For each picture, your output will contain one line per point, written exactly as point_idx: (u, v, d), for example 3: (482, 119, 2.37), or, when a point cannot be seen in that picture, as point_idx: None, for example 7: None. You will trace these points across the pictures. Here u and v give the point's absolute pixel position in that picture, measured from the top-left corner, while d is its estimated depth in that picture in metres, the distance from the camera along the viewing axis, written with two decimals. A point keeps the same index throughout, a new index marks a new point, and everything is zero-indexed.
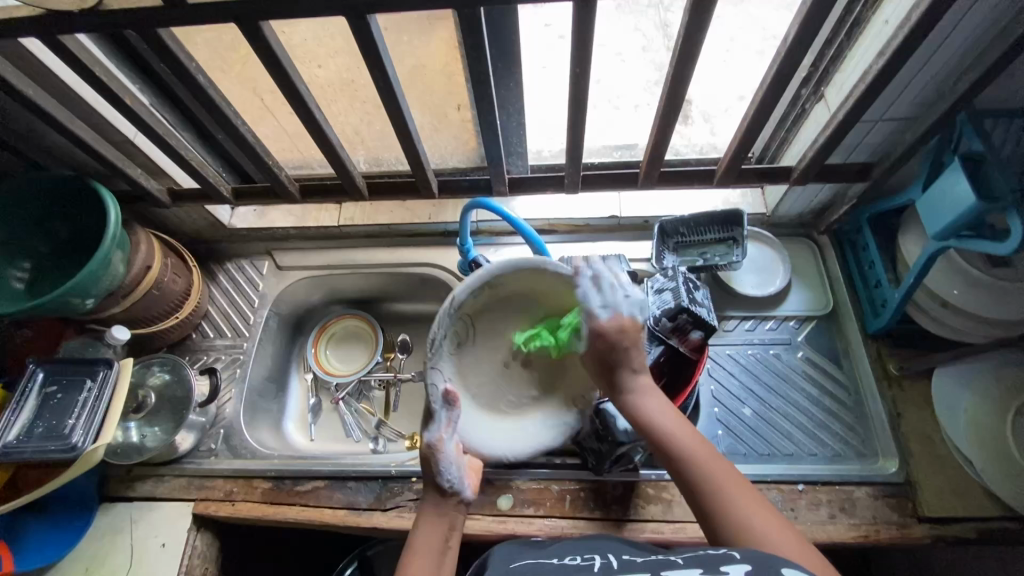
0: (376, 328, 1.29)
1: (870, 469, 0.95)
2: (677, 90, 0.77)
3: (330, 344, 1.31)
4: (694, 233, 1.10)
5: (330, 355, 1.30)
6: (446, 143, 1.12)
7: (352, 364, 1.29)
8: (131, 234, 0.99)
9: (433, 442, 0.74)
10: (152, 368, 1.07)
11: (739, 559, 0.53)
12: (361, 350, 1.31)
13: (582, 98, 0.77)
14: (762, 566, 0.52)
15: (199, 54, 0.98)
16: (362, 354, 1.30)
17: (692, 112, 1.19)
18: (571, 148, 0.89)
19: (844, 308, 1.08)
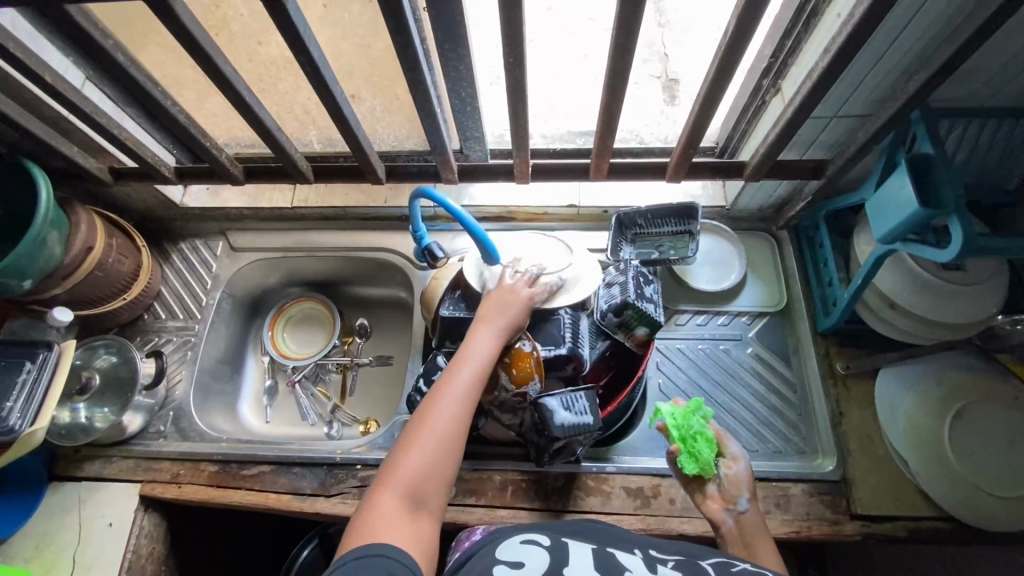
0: (334, 310, 1.29)
1: (808, 467, 0.96)
2: (617, 82, 0.75)
3: (287, 326, 1.30)
4: (651, 224, 1.09)
5: (288, 336, 1.29)
6: (400, 126, 1.08)
7: (309, 346, 1.29)
8: (70, 213, 0.96)
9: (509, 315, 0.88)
10: (98, 351, 1.06)
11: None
12: (319, 333, 1.30)
13: (521, 87, 0.75)
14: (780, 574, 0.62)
15: (134, 26, 0.94)
16: (319, 337, 1.30)
17: (679, 93, 1.16)
18: (517, 138, 0.86)
19: (797, 305, 1.07)
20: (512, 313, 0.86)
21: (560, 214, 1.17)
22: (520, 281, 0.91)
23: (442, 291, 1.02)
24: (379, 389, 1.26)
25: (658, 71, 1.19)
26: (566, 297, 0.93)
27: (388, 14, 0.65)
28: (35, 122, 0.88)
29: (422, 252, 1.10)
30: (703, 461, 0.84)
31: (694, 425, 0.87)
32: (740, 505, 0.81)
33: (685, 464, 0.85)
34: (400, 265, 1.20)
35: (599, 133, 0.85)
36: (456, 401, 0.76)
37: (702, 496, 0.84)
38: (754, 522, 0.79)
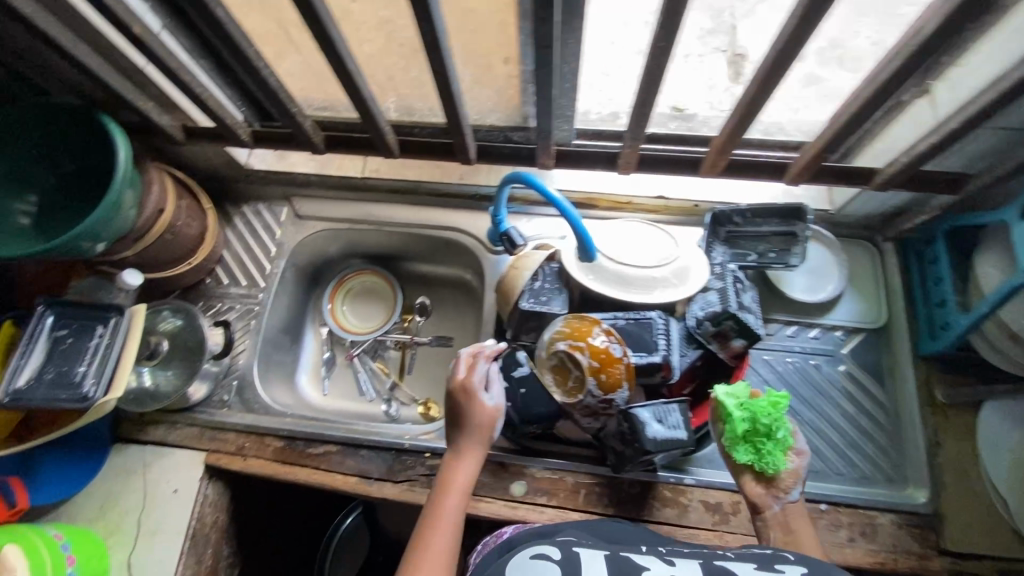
0: (396, 286, 1.25)
1: (897, 496, 0.91)
2: (768, 74, 0.66)
3: (346, 299, 1.26)
4: (750, 224, 1.03)
5: (346, 309, 1.26)
6: (487, 98, 1.00)
7: (368, 321, 1.25)
8: (143, 172, 0.92)
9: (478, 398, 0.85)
10: (163, 313, 1.04)
11: (794, 561, 0.60)
12: (378, 308, 1.27)
13: (659, 72, 0.67)
14: (815, 567, 0.59)
15: None
16: (379, 312, 1.26)
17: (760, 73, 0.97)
18: (634, 125, 0.78)
19: (897, 324, 1.00)
20: (473, 422, 0.83)
21: (646, 205, 1.10)
22: (461, 369, 0.86)
23: (524, 282, 0.98)
24: (437, 369, 1.23)
25: (726, 41, 0.75)
26: (672, 292, 0.91)
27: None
28: (114, 75, 0.82)
29: (500, 236, 1.06)
30: (764, 458, 0.80)
31: (780, 427, 0.80)
32: (791, 495, 0.81)
33: (738, 450, 0.81)
34: (470, 246, 1.15)
35: (726, 128, 0.78)
36: (444, 538, 0.72)
37: (747, 480, 0.82)
38: (799, 512, 0.81)
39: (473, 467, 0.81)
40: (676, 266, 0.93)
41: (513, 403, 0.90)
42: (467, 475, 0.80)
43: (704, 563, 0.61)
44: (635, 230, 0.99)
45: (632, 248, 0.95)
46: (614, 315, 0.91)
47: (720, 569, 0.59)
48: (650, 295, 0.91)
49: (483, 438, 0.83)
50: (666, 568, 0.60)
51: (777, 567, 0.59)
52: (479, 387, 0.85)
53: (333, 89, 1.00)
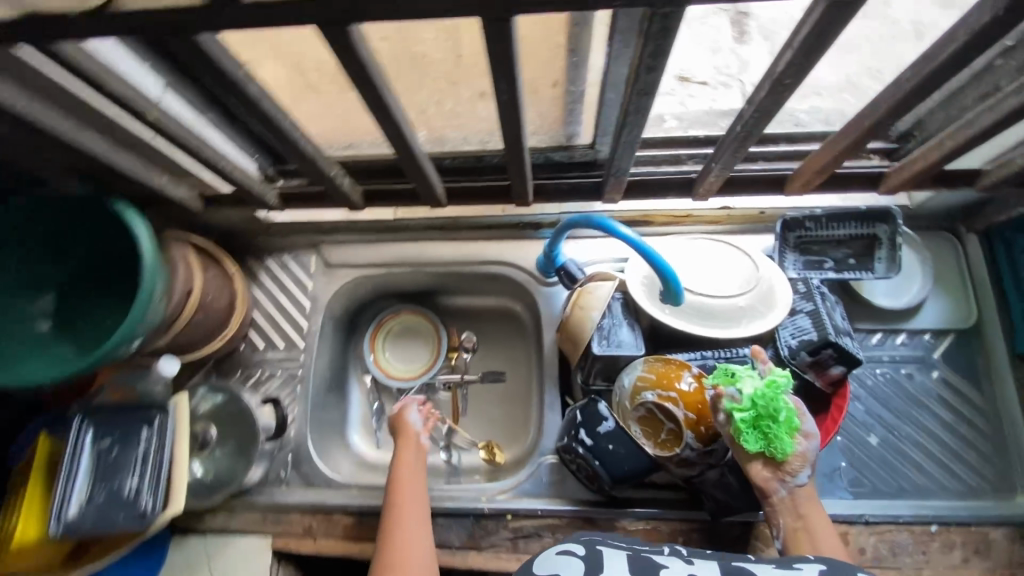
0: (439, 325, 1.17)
1: (1008, 507, 0.87)
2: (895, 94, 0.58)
3: (386, 339, 1.18)
4: (826, 229, 0.95)
5: (387, 351, 1.17)
6: (532, 122, 0.90)
7: (413, 364, 1.17)
8: (166, 255, 0.83)
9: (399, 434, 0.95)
10: (198, 392, 0.95)
11: (814, 560, 0.58)
12: (422, 347, 1.18)
13: (773, 104, 0.58)
14: (836, 566, 0.57)
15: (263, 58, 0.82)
16: (423, 353, 1.18)
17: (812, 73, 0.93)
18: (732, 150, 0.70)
19: (989, 323, 0.95)
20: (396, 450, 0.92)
21: (706, 215, 1.02)
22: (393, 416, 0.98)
23: (592, 323, 0.89)
24: (493, 408, 1.16)
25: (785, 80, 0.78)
26: (761, 321, 0.83)
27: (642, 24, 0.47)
28: (122, 153, 0.72)
29: (556, 271, 0.98)
30: (773, 443, 0.73)
31: (781, 408, 0.72)
32: (798, 479, 0.75)
33: (748, 440, 0.73)
34: (522, 281, 1.06)
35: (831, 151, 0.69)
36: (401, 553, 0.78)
37: (753, 463, 0.75)
38: (807, 495, 0.76)
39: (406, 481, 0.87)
40: (761, 290, 0.86)
41: (602, 460, 0.83)
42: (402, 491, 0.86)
43: (724, 563, 0.58)
44: (705, 251, 0.91)
45: (709, 276, 0.88)
46: (700, 354, 0.85)
47: (739, 568, 0.57)
48: (738, 327, 0.83)
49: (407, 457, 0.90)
50: (686, 566, 0.58)
51: (796, 565, 0.57)
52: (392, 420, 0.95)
53: (359, 128, 0.89)
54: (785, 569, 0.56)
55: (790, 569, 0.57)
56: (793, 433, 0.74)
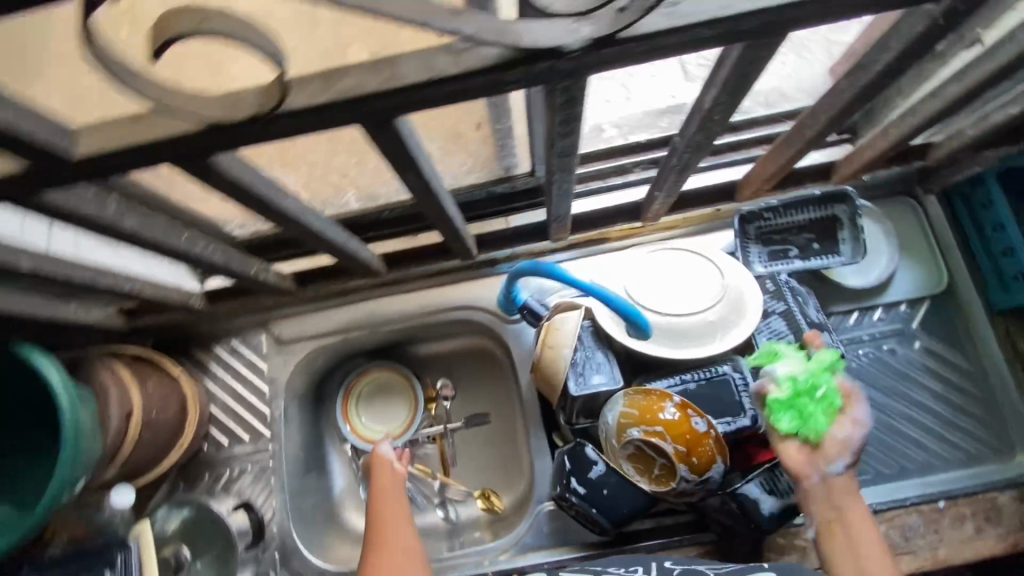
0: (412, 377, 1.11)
1: (1010, 468, 0.86)
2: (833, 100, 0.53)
3: (362, 397, 1.11)
4: (784, 218, 0.92)
5: (363, 410, 1.10)
6: (462, 164, 0.84)
7: (391, 420, 1.10)
8: (94, 380, 0.76)
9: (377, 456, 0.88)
10: (164, 512, 0.90)
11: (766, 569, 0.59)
12: (399, 400, 1.11)
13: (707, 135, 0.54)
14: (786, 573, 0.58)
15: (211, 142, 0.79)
16: (400, 407, 1.11)
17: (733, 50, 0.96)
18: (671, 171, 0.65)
19: (962, 283, 0.93)
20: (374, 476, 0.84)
21: (661, 222, 0.99)
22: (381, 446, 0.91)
23: (566, 361, 0.85)
24: (482, 452, 1.12)
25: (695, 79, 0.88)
26: (735, 332, 0.80)
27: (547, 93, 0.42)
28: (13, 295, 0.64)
29: (520, 311, 0.93)
30: (809, 421, 0.64)
31: (823, 385, 0.66)
32: (836, 464, 0.64)
33: (781, 413, 0.66)
34: (486, 321, 1.01)
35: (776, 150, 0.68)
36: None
37: (784, 444, 0.66)
38: (848, 484, 0.64)
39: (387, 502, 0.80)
40: (730, 299, 0.82)
41: (599, 507, 0.80)
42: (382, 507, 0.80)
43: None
44: (667, 262, 0.86)
45: (675, 292, 0.84)
46: (680, 378, 0.80)
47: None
48: (713, 343, 0.80)
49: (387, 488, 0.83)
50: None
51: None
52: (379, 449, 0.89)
53: None
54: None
55: None
56: (836, 414, 0.65)
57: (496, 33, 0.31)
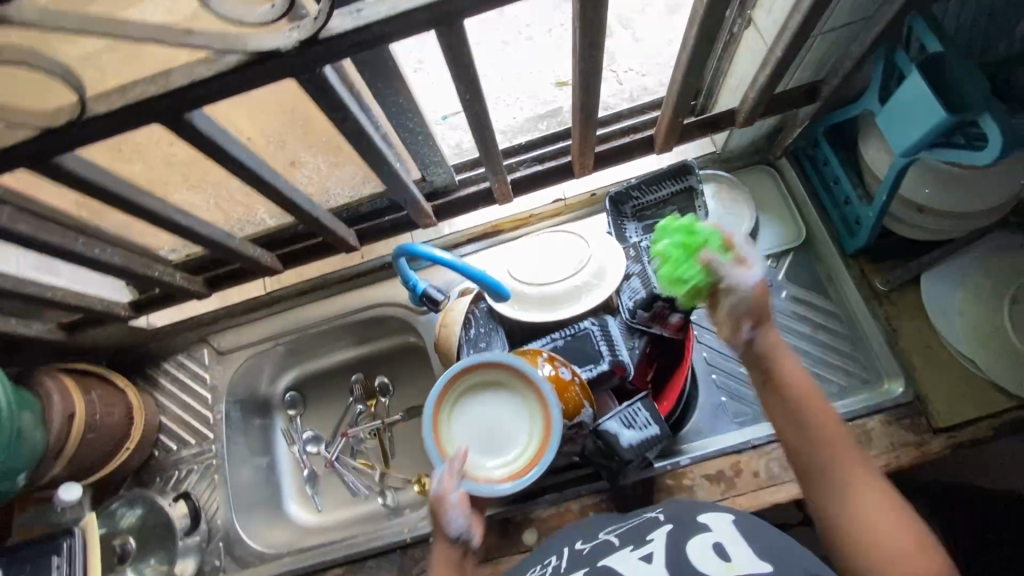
0: (552, 402, 0.79)
1: (876, 395, 0.92)
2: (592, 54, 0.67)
3: (476, 385, 0.84)
4: (648, 194, 1.02)
5: (465, 406, 0.83)
6: (352, 174, 0.96)
7: (505, 444, 0.81)
8: (37, 387, 0.89)
9: (439, 494, 0.73)
10: (119, 511, 0.98)
11: (661, 522, 0.63)
12: (523, 409, 0.83)
13: (483, 117, 0.68)
14: (679, 522, 0.62)
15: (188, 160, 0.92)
16: (521, 424, 0.82)
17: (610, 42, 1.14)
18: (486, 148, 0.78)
19: (819, 233, 1.02)
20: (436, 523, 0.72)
21: (548, 210, 1.09)
22: (449, 474, 0.75)
23: (457, 336, 0.95)
24: (419, 442, 1.19)
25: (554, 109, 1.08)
26: (596, 293, 0.91)
27: (303, 80, 0.54)
28: None
29: (420, 300, 1.00)
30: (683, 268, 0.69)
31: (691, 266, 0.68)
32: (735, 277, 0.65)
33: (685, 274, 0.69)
34: (402, 317, 1.12)
35: (577, 127, 0.81)
36: None
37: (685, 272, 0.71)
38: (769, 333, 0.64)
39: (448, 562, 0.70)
40: (593, 266, 0.92)
41: None
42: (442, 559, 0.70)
43: (591, 568, 0.61)
44: (540, 241, 0.97)
45: (545, 265, 0.94)
46: (551, 338, 0.90)
47: (603, 566, 0.60)
48: (578, 306, 0.91)
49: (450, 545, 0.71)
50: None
51: (648, 537, 0.61)
52: (450, 494, 0.73)
53: None
54: (639, 548, 0.60)
55: (641, 546, 0.61)
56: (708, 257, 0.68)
57: (223, 48, 0.49)
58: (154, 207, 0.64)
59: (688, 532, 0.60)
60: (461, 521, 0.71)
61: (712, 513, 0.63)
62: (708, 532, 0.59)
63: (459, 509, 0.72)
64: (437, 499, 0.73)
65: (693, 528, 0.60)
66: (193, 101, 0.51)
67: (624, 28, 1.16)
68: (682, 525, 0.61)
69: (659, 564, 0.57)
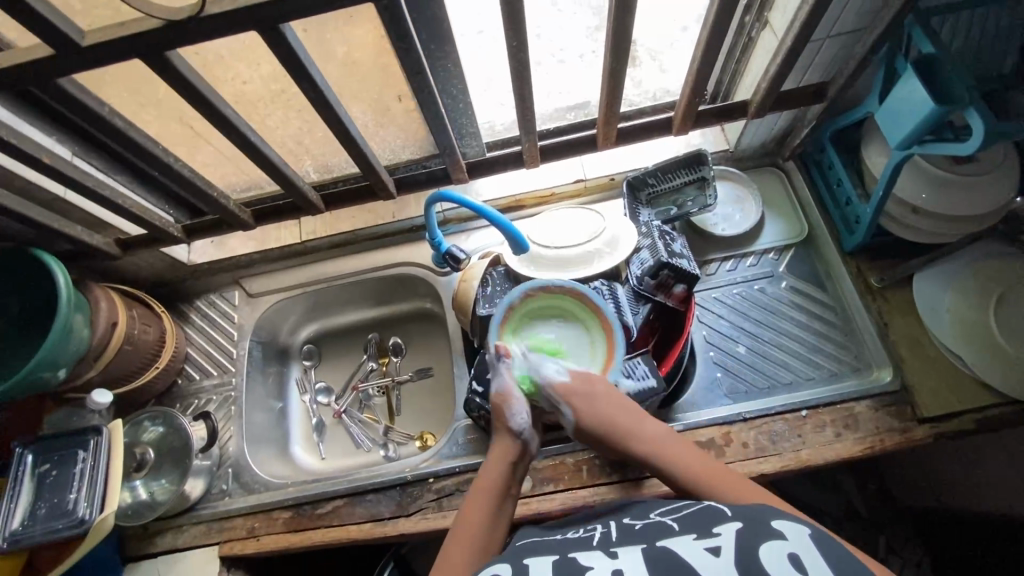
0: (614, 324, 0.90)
1: (866, 383, 0.97)
2: (622, 24, 0.76)
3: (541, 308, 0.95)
4: (664, 181, 1.10)
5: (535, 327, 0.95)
6: (394, 137, 1.08)
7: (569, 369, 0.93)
8: (88, 293, 0.96)
9: (502, 391, 0.85)
10: (144, 424, 1.04)
11: (731, 519, 0.58)
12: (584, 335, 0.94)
13: (524, 66, 0.80)
14: (753, 521, 0.57)
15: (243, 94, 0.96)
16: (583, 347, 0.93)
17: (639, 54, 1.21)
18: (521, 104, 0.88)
19: (820, 231, 1.09)
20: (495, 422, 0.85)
21: (569, 190, 1.18)
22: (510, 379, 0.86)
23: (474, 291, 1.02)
24: (425, 403, 1.21)
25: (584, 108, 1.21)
26: (608, 260, 0.98)
27: (381, 7, 0.68)
28: (39, 209, 0.86)
29: (443, 258, 1.08)
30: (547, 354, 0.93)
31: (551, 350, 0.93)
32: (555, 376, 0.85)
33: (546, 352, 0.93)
34: (423, 276, 1.20)
35: (606, 91, 0.90)
36: (483, 521, 0.73)
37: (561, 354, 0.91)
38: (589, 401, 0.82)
39: (507, 465, 0.81)
40: (607, 236, 1.00)
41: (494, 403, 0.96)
42: (497, 457, 0.82)
43: (647, 546, 0.58)
44: (560, 212, 1.05)
45: (563, 232, 1.02)
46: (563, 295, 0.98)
47: (661, 548, 0.57)
48: (591, 269, 0.98)
49: (506, 448, 0.82)
50: (610, 562, 0.56)
51: (714, 530, 0.57)
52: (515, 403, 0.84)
53: (253, 170, 1.06)
54: (704, 538, 0.56)
55: (708, 537, 0.57)
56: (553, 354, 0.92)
57: None
58: (230, 118, 0.74)
59: (760, 534, 0.55)
60: (524, 416, 0.83)
61: (790, 522, 0.57)
62: (782, 540, 0.54)
63: (523, 404, 0.84)
64: (502, 394, 0.85)
65: (766, 531, 0.55)
66: (286, 14, 0.61)
67: (651, 59, 1.22)
68: (753, 524, 0.56)
69: (727, 560, 0.53)
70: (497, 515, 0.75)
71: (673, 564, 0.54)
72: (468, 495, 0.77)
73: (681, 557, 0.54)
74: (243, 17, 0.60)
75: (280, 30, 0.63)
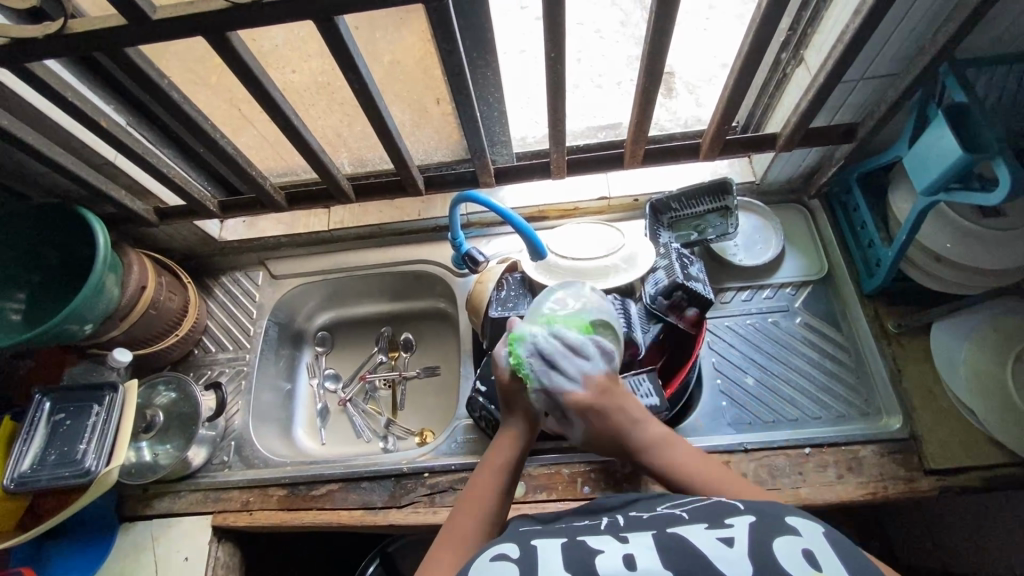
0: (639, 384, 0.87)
1: (874, 428, 0.96)
2: (658, 47, 0.79)
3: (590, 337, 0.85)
4: (687, 207, 1.11)
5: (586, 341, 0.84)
6: (429, 139, 1.11)
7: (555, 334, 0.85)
8: (123, 256, 1.00)
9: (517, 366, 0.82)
10: (158, 388, 1.08)
11: (742, 511, 0.58)
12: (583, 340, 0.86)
13: (559, 79, 0.82)
14: (764, 516, 0.57)
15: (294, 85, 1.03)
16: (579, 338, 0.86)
17: (676, 84, 1.24)
18: (554, 117, 0.91)
19: (839, 271, 1.09)
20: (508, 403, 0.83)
21: (593, 207, 1.20)
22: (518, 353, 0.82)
23: (489, 293, 1.03)
24: (429, 399, 1.22)
25: (612, 131, 1.21)
26: (625, 275, 0.98)
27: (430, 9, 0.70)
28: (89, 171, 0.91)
29: (462, 258, 1.12)
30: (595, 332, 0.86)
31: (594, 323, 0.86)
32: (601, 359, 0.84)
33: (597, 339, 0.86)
34: (441, 275, 1.23)
35: (636, 111, 0.92)
36: (490, 498, 0.72)
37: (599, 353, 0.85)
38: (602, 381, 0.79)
39: (513, 446, 0.79)
40: (625, 252, 1.00)
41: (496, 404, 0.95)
42: (506, 440, 0.80)
43: (658, 533, 0.58)
44: (583, 226, 1.06)
45: (580, 245, 1.03)
46: None
47: (672, 535, 0.56)
48: (607, 284, 0.98)
49: (519, 425, 0.81)
50: (621, 546, 0.56)
51: (727, 521, 0.57)
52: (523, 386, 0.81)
53: (292, 156, 1.10)
54: (717, 529, 0.56)
55: (720, 528, 0.56)
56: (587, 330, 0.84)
57: None
58: (276, 100, 0.78)
59: (773, 531, 0.55)
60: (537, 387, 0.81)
61: (802, 518, 0.57)
62: (796, 536, 0.54)
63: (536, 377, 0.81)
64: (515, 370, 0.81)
65: (779, 527, 0.55)
66: (341, 6, 0.65)
67: (688, 92, 1.23)
68: (764, 519, 0.56)
69: (741, 552, 0.53)
70: (502, 495, 0.74)
71: (687, 552, 0.54)
72: (474, 473, 0.77)
73: (693, 545, 0.54)
74: (302, 7, 0.64)
75: (334, 21, 0.67)
